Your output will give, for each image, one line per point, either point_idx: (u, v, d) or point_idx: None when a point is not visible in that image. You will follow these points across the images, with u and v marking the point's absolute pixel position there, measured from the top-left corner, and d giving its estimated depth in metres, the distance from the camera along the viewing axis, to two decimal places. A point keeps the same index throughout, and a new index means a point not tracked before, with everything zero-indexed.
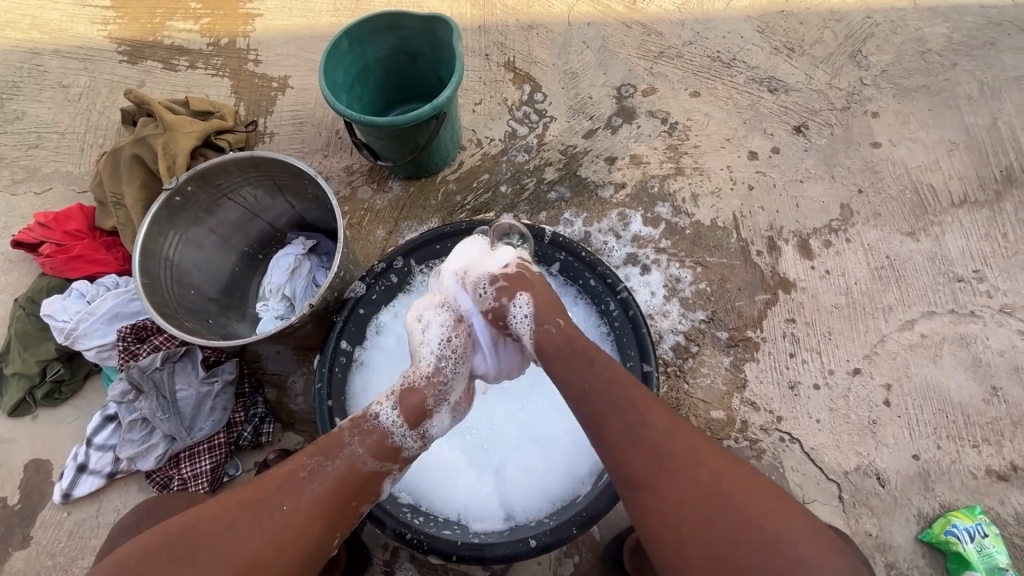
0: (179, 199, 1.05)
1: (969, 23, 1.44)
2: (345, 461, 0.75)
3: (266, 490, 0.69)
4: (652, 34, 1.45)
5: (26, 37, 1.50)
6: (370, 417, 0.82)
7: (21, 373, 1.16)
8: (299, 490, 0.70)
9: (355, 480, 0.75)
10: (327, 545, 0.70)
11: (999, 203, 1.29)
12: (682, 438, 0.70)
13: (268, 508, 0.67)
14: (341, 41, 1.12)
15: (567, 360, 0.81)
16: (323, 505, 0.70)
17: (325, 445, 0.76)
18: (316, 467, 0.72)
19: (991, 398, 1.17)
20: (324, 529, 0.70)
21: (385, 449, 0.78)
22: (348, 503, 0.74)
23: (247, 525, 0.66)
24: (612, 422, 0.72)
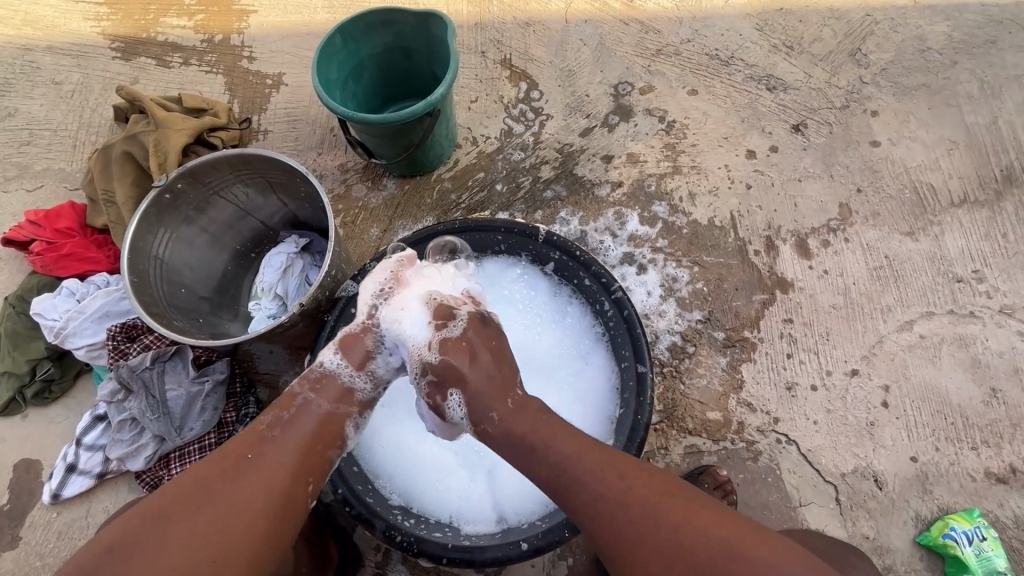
0: (169, 197, 1.04)
1: (970, 22, 1.42)
2: (302, 409, 0.78)
3: (229, 450, 0.72)
4: (650, 32, 1.44)
5: (19, 33, 1.49)
6: (316, 365, 0.83)
7: (10, 372, 1.15)
8: (262, 441, 0.73)
9: (316, 423, 0.77)
10: (301, 488, 0.72)
11: (999, 203, 1.28)
12: (648, 499, 0.69)
13: (235, 464, 0.70)
14: (334, 38, 1.11)
15: (519, 435, 0.77)
16: (288, 451, 0.73)
17: (280, 402, 0.78)
18: (274, 420, 0.75)
19: (990, 400, 1.15)
20: (293, 472, 0.72)
21: (338, 390, 0.81)
22: (315, 447, 0.76)
23: (219, 481, 0.68)
24: (575, 495, 0.71)
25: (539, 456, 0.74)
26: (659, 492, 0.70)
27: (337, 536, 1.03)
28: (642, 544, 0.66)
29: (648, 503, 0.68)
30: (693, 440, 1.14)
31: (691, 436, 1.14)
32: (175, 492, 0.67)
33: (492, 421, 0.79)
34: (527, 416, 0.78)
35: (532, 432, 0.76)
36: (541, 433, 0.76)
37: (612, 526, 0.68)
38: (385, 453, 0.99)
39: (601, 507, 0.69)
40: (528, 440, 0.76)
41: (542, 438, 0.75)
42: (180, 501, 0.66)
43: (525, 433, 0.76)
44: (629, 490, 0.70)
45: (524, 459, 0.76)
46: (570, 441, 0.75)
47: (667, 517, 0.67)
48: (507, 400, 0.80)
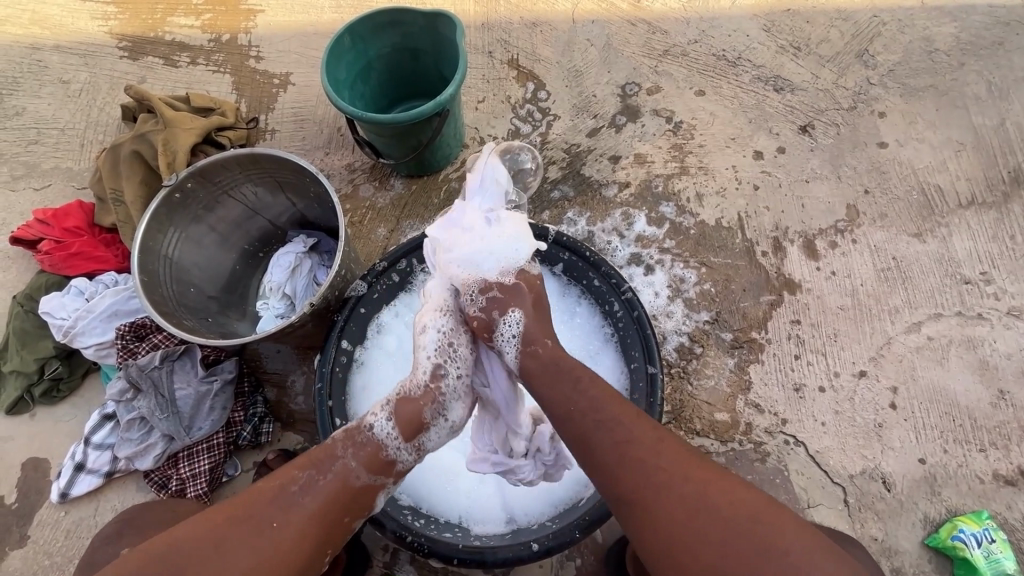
0: (179, 196, 1.04)
1: (977, 23, 1.42)
2: (339, 474, 0.73)
3: (256, 508, 0.67)
4: (657, 33, 1.44)
5: (27, 32, 1.49)
6: (365, 428, 0.79)
7: (19, 371, 1.15)
8: (290, 507, 0.68)
9: (348, 494, 0.73)
10: (318, 565, 0.69)
11: (1007, 205, 1.27)
12: (673, 454, 0.69)
13: (259, 530, 0.65)
14: (343, 38, 1.11)
15: (564, 367, 0.81)
16: (316, 524, 0.69)
17: (316, 456, 0.74)
18: (306, 482, 0.70)
19: (998, 402, 1.15)
20: (316, 546, 0.68)
21: (379, 460, 0.77)
22: (341, 520, 0.72)
23: (236, 549, 0.64)
24: (599, 437, 0.72)
25: (579, 389, 0.77)
26: (685, 452, 0.70)
27: (346, 536, 1.03)
28: (656, 493, 0.66)
29: (673, 458, 0.68)
30: (700, 441, 1.14)
31: (699, 437, 1.14)
32: (188, 550, 0.63)
33: (547, 347, 0.84)
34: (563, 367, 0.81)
35: (577, 367, 0.80)
36: (586, 374, 0.79)
37: (630, 466, 0.68)
38: None
39: (622, 448, 0.70)
40: (571, 375, 0.79)
41: (582, 378, 0.78)
42: (190, 565, 0.62)
43: (570, 368, 0.80)
44: (657, 441, 0.70)
45: (559, 395, 0.78)
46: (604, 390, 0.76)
47: (688, 473, 0.66)
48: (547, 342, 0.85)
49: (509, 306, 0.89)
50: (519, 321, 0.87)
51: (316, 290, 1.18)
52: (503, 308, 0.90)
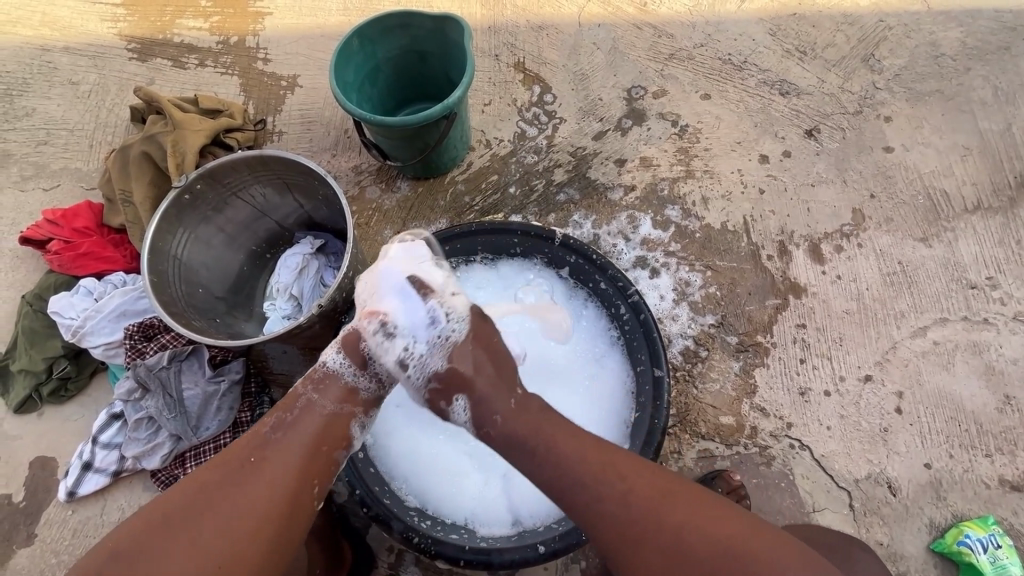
0: (188, 197, 1.04)
1: (984, 28, 1.42)
2: (306, 410, 0.77)
3: (234, 451, 0.72)
4: (663, 36, 1.44)
5: (37, 34, 1.50)
6: (321, 365, 0.82)
7: (27, 370, 1.16)
8: (264, 445, 0.72)
9: (322, 426, 0.77)
10: (308, 492, 0.72)
11: (1013, 210, 1.27)
12: (645, 495, 0.69)
13: (240, 467, 0.70)
14: (351, 41, 1.12)
15: (519, 441, 0.76)
16: (294, 454, 0.73)
17: (283, 403, 0.77)
18: (277, 422, 0.75)
19: (1004, 407, 1.15)
20: (299, 475, 0.72)
21: (342, 392, 0.80)
22: (320, 449, 0.76)
23: (221, 487, 0.68)
24: (574, 496, 0.71)
25: (542, 454, 0.74)
26: (656, 488, 0.70)
27: (351, 537, 1.03)
28: (636, 541, 0.67)
29: (646, 499, 0.69)
30: (706, 444, 1.14)
31: (704, 440, 1.14)
32: (177, 497, 0.67)
33: (495, 425, 0.78)
34: (529, 417, 0.78)
35: (530, 437, 0.75)
36: (547, 437, 0.75)
37: (608, 523, 0.69)
38: (397, 459, 0.99)
39: (596, 507, 0.69)
40: (530, 445, 0.75)
41: (544, 439, 0.75)
42: (186, 509, 0.66)
43: (526, 438, 0.76)
44: (629, 489, 0.70)
45: (525, 464, 0.75)
46: (573, 445, 0.74)
47: (665, 511, 0.68)
48: (512, 397, 0.80)
49: (454, 393, 0.82)
50: (467, 411, 0.81)
51: (323, 292, 1.18)
52: (449, 391, 0.82)
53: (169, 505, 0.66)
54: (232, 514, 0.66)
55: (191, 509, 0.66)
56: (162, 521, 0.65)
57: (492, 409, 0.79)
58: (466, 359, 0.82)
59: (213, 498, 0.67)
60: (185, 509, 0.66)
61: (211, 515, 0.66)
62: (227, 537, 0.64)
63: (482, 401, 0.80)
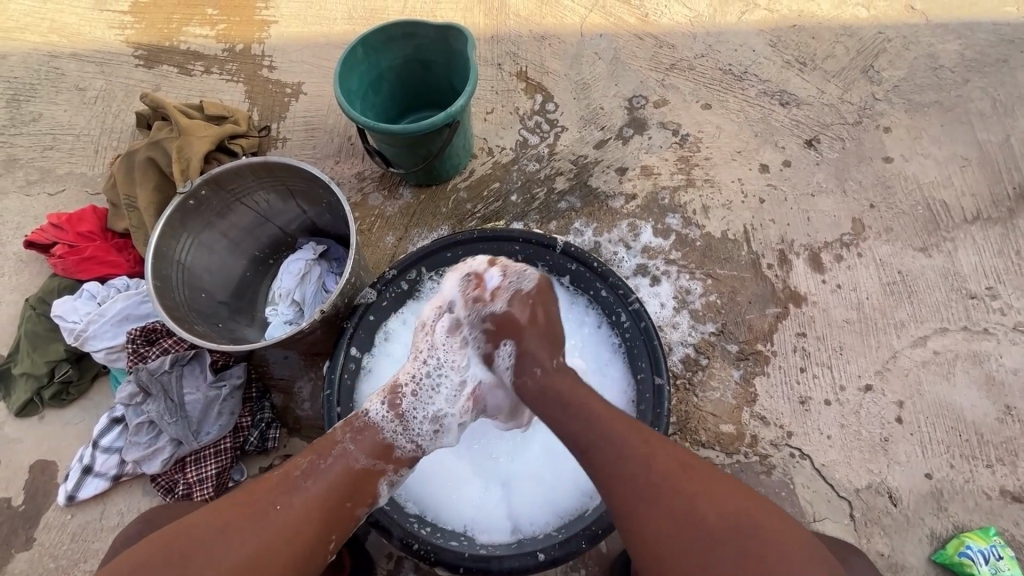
0: (193, 203, 1.05)
1: (982, 40, 1.43)
2: (340, 458, 0.77)
3: (263, 489, 0.72)
4: (664, 47, 1.46)
5: (45, 40, 1.52)
6: (361, 415, 0.84)
7: (29, 373, 1.16)
8: (293, 489, 0.72)
9: (350, 479, 0.76)
10: (323, 546, 0.71)
11: (1013, 220, 1.28)
12: (666, 463, 0.70)
13: (265, 509, 0.69)
14: (356, 50, 1.13)
15: (556, 395, 0.82)
16: (320, 503, 0.72)
17: (319, 446, 0.78)
18: (310, 467, 0.74)
19: (1005, 417, 1.15)
20: (318, 530, 0.71)
21: (378, 447, 0.80)
22: (343, 504, 0.75)
23: (244, 526, 0.67)
24: (597, 454, 0.74)
25: (574, 415, 0.79)
26: (678, 462, 0.71)
27: (352, 544, 1.03)
28: (644, 500, 0.68)
29: (666, 467, 0.70)
30: (706, 452, 1.14)
31: (704, 449, 1.14)
32: (205, 526, 0.67)
33: (534, 378, 0.86)
34: (567, 378, 0.85)
35: (569, 394, 0.82)
36: (579, 398, 0.80)
37: (624, 481, 0.70)
38: None
39: (614, 463, 0.72)
40: (563, 398, 0.81)
41: (580, 402, 0.80)
42: (201, 545, 0.66)
43: (560, 393, 0.82)
44: (651, 458, 0.71)
45: (557, 419, 0.80)
46: (599, 406, 0.79)
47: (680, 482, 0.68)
48: (553, 359, 0.88)
49: (503, 338, 0.91)
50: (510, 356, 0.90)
51: (325, 298, 1.19)
52: (498, 336, 0.91)
53: (193, 532, 0.67)
54: (247, 558, 0.65)
55: (204, 543, 0.66)
56: (180, 552, 0.65)
57: (535, 361, 0.87)
58: (521, 312, 0.91)
59: (234, 539, 0.66)
60: (205, 544, 0.66)
61: (228, 555, 0.65)
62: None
63: (527, 348, 0.89)
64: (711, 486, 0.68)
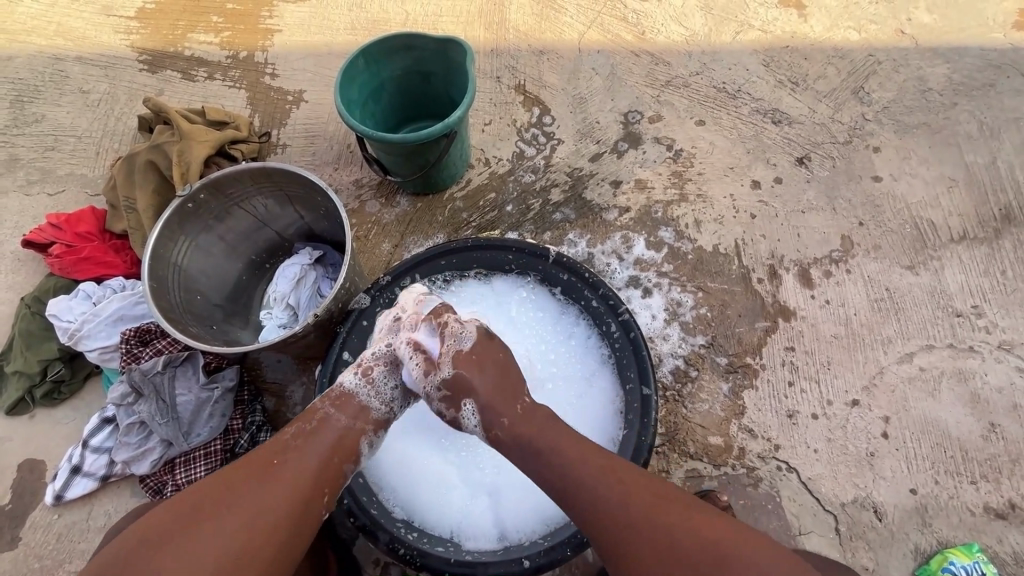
0: (191, 206, 1.06)
1: (970, 65, 1.47)
2: (323, 422, 0.81)
3: (256, 458, 0.75)
4: (660, 64, 1.48)
5: (50, 43, 1.54)
6: (336, 386, 0.87)
7: (22, 372, 1.17)
8: (282, 452, 0.75)
9: (336, 439, 0.80)
10: (318, 501, 0.74)
11: (999, 240, 1.30)
12: (643, 499, 0.71)
13: (258, 471, 0.72)
14: (357, 60, 1.15)
15: (524, 441, 0.80)
16: (311, 463, 0.75)
17: (302, 416, 0.82)
18: (295, 434, 0.78)
19: (989, 435, 1.17)
20: (312, 485, 0.74)
21: (354, 407, 0.84)
22: (331, 460, 0.78)
23: (239, 486, 0.70)
24: (576, 499, 0.73)
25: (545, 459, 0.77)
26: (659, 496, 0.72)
27: (338, 550, 1.03)
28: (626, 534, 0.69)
29: (643, 503, 0.71)
30: (694, 464, 1.15)
31: (692, 460, 1.15)
32: (207, 492, 0.70)
33: (503, 427, 0.82)
34: (535, 419, 0.82)
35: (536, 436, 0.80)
36: (548, 441, 0.79)
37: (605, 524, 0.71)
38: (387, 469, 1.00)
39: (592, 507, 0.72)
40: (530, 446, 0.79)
41: (552, 444, 0.78)
42: (201, 506, 0.68)
43: (530, 438, 0.80)
44: (626, 496, 0.72)
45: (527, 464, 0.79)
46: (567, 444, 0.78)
47: (654, 509, 0.70)
48: (516, 406, 0.83)
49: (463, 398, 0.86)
50: (475, 415, 0.85)
51: (319, 303, 1.20)
52: (457, 397, 0.87)
53: (194, 497, 0.69)
54: (252, 513, 0.68)
55: (204, 506, 0.68)
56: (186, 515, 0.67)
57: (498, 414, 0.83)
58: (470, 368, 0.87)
59: (234, 499, 0.69)
60: (205, 506, 0.68)
61: (232, 513, 0.67)
62: (241, 536, 0.66)
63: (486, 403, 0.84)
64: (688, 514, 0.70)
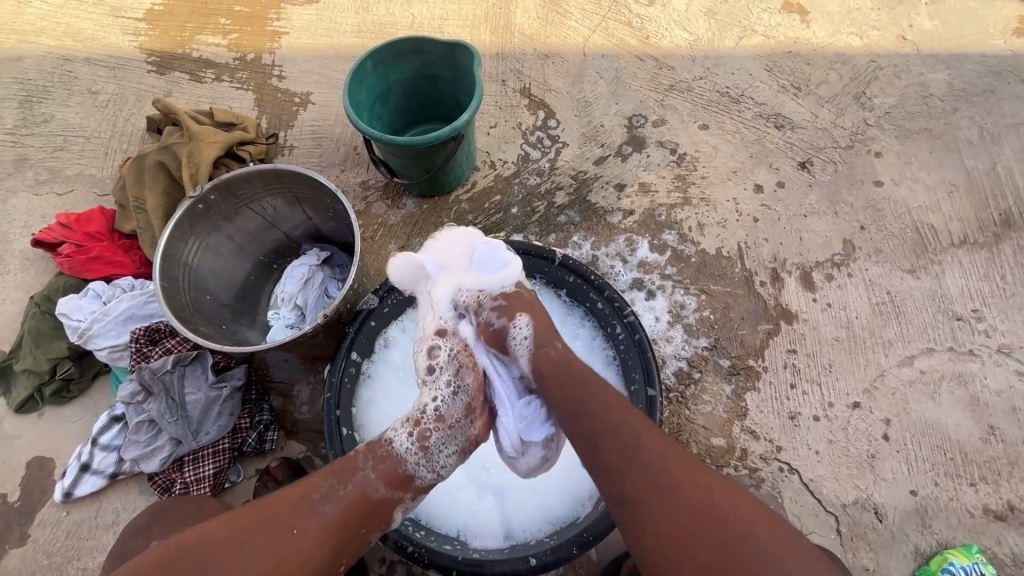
0: (202, 207, 1.07)
1: (971, 71, 1.48)
2: (357, 486, 0.77)
3: (282, 510, 0.72)
4: (664, 68, 1.50)
5: (59, 44, 1.55)
6: (384, 442, 0.84)
7: (31, 370, 1.18)
8: (311, 513, 0.72)
9: (366, 507, 0.77)
10: (332, 572, 0.72)
11: (998, 245, 1.32)
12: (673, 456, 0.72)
13: (281, 532, 0.70)
14: (365, 64, 1.17)
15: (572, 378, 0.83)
16: (333, 531, 0.72)
17: (339, 469, 0.78)
18: (329, 492, 0.75)
19: (988, 437, 1.18)
20: (330, 557, 0.71)
21: (396, 476, 0.80)
22: (354, 530, 0.75)
23: (259, 547, 0.68)
24: (604, 438, 0.76)
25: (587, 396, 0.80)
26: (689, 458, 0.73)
27: None
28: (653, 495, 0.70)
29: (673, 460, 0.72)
30: None
31: (695, 461, 1.16)
32: (223, 542, 0.68)
33: (549, 360, 0.87)
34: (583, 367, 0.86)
35: (585, 377, 0.83)
36: (593, 393, 0.80)
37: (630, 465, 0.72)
38: None
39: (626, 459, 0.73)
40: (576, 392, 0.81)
41: (593, 387, 0.81)
42: (216, 559, 0.67)
43: (578, 377, 0.83)
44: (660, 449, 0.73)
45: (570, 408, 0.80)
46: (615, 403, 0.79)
47: (692, 474, 0.70)
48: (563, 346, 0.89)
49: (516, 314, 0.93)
50: (527, 327, 0.91)
51: (327, 303, 1.21)
52: (511, 313, 0.94)
53: (211, 545, 0.68)
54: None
55: (220, 559, 0.67)
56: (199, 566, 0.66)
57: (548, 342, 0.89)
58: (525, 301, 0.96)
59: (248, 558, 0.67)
60: (220, 559, 0.67)
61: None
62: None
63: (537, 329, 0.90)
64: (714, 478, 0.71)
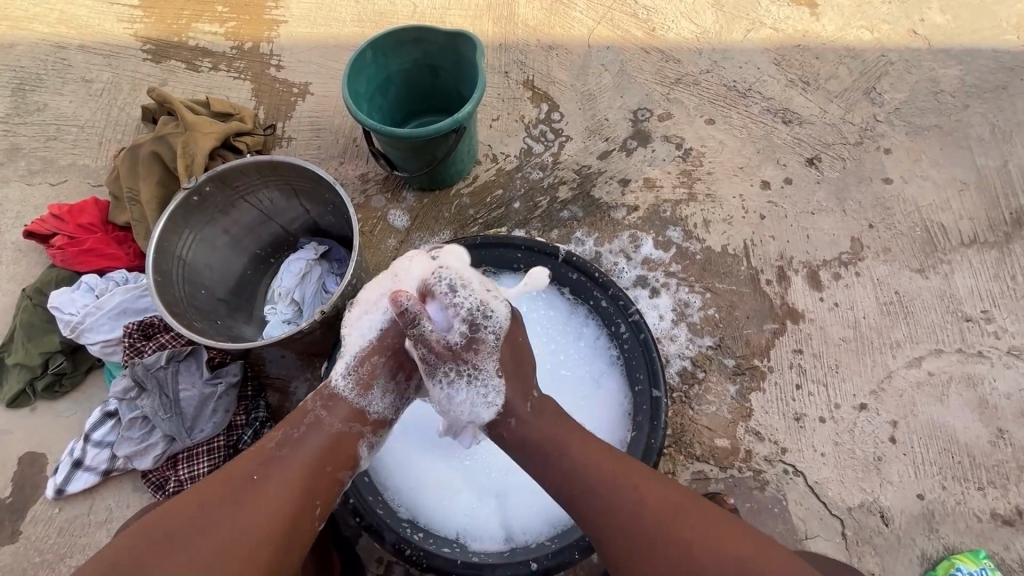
0: (197, 199, 1.05)
1: (983, 67, 1.45)
2: (316, 426, 0.78)
3: (239, 467, 0.73)
4: (670, 61, 1.47)
5: (53, 31, 1.51)
6: (329, 384, 0.83)
7: (23, 364, 1.15)
8: (270, 462, 0.73)
9: (329, 444, 0.77)
10: (308, 513, 0.72)
11: (1009, 245, 1.29)
12: (656, 504, 0.71)
13: (240, 486, 0.70)
14: (365, 53, 1.14)
15: (536, 444, 0.79)
16: (298, 470, 0.73)
17: (293, 418, 0.79)
18: (285, 439, 0.75)
19: (997, 441, 1.16)
20: (301, 495, 0.72)
21: (351, 408, 0.81)
22: (324, 469, 0.75)
23: (220, 504, 0.68)
24: (584, 502, 0.73)
25: (550, 464, 0.77)
26: (668, 502, 0.71)
27: (341, 547, 1.02)
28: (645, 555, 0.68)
29: (657, 510, 0.70)
30: (700, 466, 1.14)
31: (698, 462, 1.14)
32: (186, 509, 0.69)
33: (512, 429, 0.82)
34: (541, 424, 0.81)
35: (547, 437, 0.79)
36: (556, 443, 0.78)
37: (615, 531, 0.71)
38: (392, 471, 0.99)
39: (609, 520, 0.71)
40: (546, 451, 0.78)
41: (558, 446, 0.78)
42: (180, 524, 0.67)
43: (543, 444, 0.79)
44: (637, 500, 0.71)
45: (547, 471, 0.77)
46: (587, 451, 0.77)
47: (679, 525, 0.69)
48: (527, 403, 0.83)
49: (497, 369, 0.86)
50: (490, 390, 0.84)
51: (324, 299, 1.18)
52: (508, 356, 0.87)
53: (174, 516, 0.68)
54: (234, 533, 0.66)
55: (184, 524, 0.67)
56: (164, 533, 0.66)
57: (508, 412, 0.83)
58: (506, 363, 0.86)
59: (211, 519, 0.67)
60: (184, 523, 0.67)
61: (212, 531, 0.66)
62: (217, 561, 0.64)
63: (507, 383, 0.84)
64: (703, 517, 0.70)
